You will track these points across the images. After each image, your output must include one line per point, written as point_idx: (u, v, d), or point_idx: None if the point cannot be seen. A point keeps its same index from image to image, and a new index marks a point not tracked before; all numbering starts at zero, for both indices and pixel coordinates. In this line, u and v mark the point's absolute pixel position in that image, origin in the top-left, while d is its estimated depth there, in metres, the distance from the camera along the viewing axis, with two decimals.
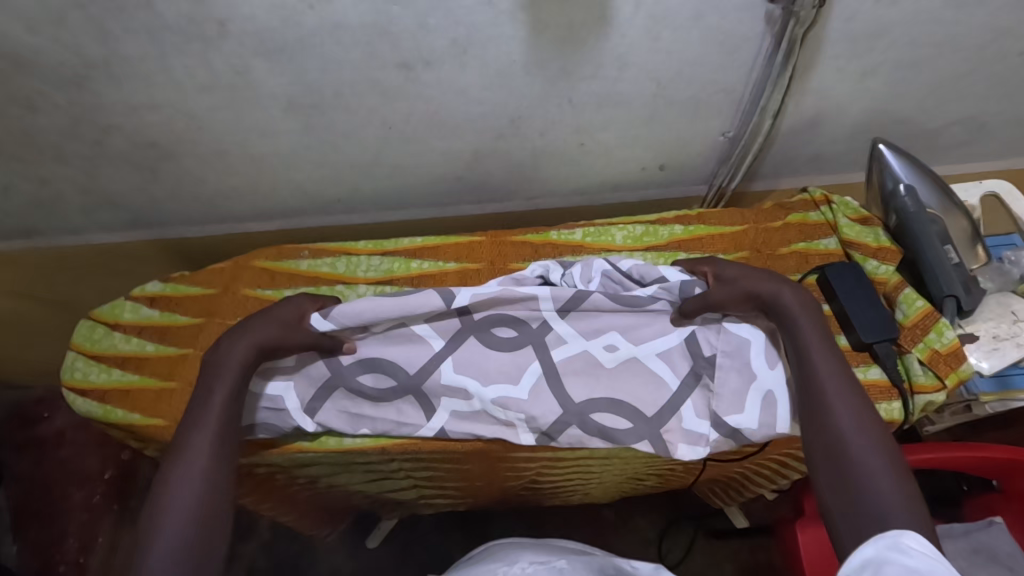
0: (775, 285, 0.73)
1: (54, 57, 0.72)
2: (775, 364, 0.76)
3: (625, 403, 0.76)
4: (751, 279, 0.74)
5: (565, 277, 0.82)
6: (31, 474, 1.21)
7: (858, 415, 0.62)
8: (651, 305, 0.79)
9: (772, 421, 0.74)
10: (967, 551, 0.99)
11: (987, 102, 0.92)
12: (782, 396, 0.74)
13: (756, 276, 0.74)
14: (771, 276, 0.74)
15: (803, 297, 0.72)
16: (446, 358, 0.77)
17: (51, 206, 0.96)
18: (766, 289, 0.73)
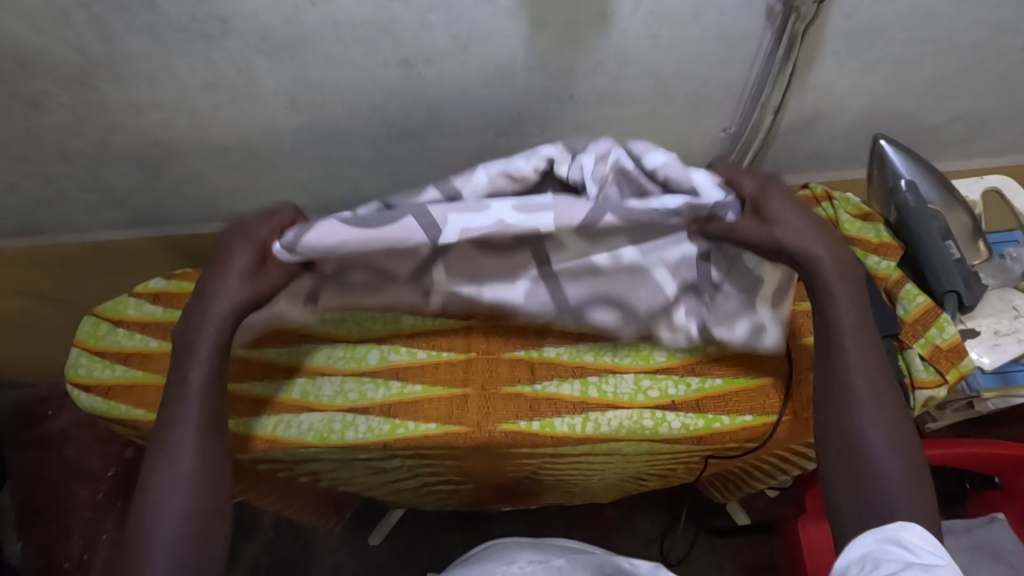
0: (809, 242, 0.67)
1: (58, 55, 0.72)
2: (778, 304, 0.76)
3: (618, 301, 0.79)
4: (788, 232, 0.67)
5: (574, 169, 0.73)
6: (36, 471, 1.23)
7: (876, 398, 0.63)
8: (668, 220, 0.71)
9: (757, 344, 0.78)
10: (969, 547, 0.99)
11: (988, 98, 0.92)
12: (773, 328, 0.77)
13: (790, 222, 0.67)
14: (808, 225, 0.68)
15: (843, 264, 0.67)
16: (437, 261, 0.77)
17: (55, 205, 0.97)
18: (798, 240, 0.67)
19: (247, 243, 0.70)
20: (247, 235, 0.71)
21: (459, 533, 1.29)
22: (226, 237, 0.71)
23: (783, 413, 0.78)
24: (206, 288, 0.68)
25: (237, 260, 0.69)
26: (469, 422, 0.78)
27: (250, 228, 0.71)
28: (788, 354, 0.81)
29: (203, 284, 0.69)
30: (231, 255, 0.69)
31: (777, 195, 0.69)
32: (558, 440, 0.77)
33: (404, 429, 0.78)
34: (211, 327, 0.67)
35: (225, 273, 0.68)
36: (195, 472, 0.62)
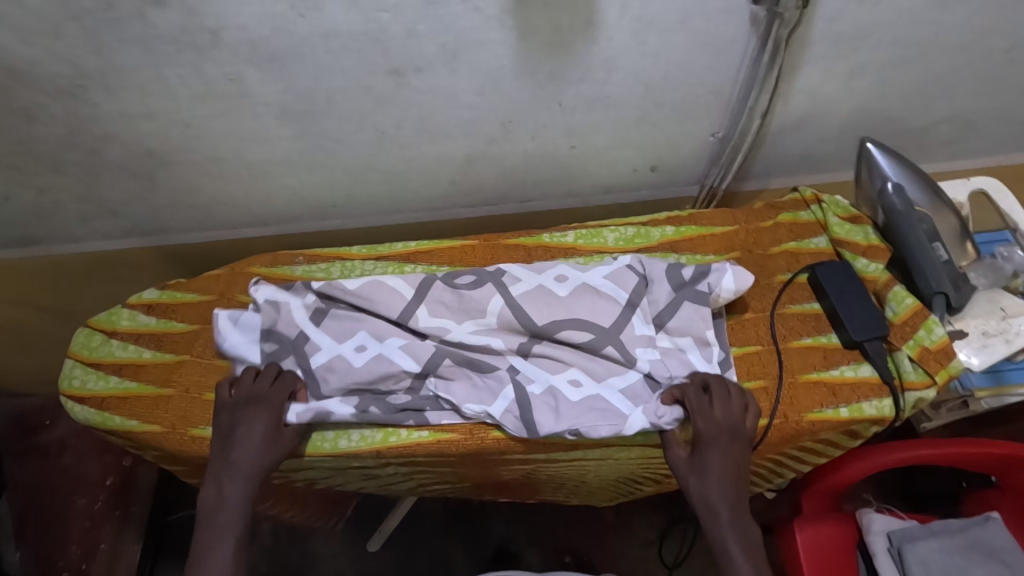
0: (714, 492, 0.71)
1: (50, 67, 0.73)
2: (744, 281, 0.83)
3: (579, 285, 0.85)
4: (721, 473, 0.71)
5: (547, 393, 0.78)
6: (34, 482, 1.22)
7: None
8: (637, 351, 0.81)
9: (721, 287, 0.83)
10: (964, 547, 0.99)
11: (975, 100, 0.92)
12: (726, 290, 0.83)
13: (710, 477, 0.71)
14: (725, 484, 0.71)
15: (738, 505, 0.70)
16: (418, 309, 0.85)
17: (50, 216, 0.97)
18: (708, 494, 0.70)
19: (264, 410, 0.77)
20: (263, 400, 0.78)
21: (456, 537, 1.29)
22: (242, 408, 0.78)
23: (774, 416, 0.78)
24: (232, 461, 0.74)
25: (250, 437, 0.75)
26: (461, 429, 0.79)
27: (259, 397, 0.78)
28: (778, 357, 0.82)
29: (220, 453, 0.75)
30: (245, 422, 0.76)
31: (721, 448, 0.72)
32: (550, 445, 0.80)
33: (397, 436, 0.79)
34: (237, 487, 0.73)
35: (248, 444, 0.75)
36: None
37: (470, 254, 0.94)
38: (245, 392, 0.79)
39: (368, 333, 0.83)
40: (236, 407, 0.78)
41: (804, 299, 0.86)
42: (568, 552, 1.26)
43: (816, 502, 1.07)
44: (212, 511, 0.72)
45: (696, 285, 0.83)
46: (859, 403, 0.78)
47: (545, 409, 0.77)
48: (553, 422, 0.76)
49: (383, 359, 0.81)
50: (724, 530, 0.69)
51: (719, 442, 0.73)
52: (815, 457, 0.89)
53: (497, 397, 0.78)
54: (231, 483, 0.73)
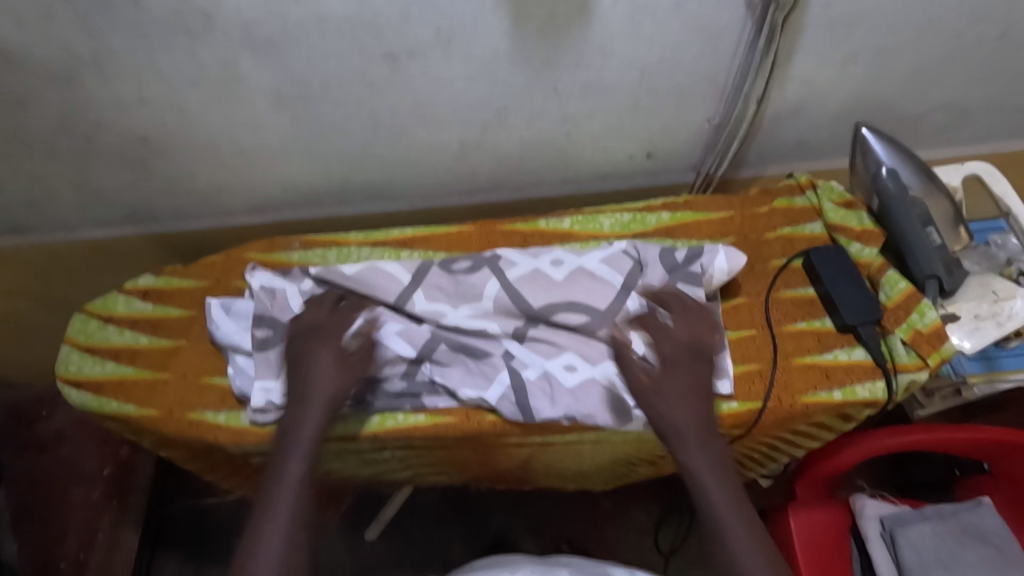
0: (680, 408, 0.72)
1: (42, 52, 0.73)
2: (735, 263, 0.83)
3: (574, 269, 0.86)
4: (687, 388, 0.73)
5: (542, 377, 0.79)
6: (31, 472, 1.23)
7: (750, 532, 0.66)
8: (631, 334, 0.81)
9: (712, 269, 0.83)
10: (956, 531, 1.00)
11: (969, 86, 0.93)
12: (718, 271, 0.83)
13: (680, 394, 0.72)
14: (691, 399, 0.72)
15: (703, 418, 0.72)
16: (416, 293, 0.86)
17: (44, 204, 0.97)
18: (681, 411, 0.71)
19: (326, 340, 0.78)
20: (322, 334, 0.78)
21: (454, 527, 1.30)
22: (306, 337, 0.78)
23: (768, 399, 0.79)
24: (304, 392, 0.74)
25: (319, 368, 0.75)
26: (458, 413, 0.80)
27: (320, 333, 0.78)
28: (772, 342, 0.82)
29: (291, 384, 0.76)
30: (308, 356, 0.76)
31: (688, 366, 0.74)
32: (546, 428, 0.80)
33: (393, 420, 0.80)
34: (311, 417, 0.73)
35: (315, 374, 0.75)
36: (288, 542, 0.65)
37: (467, 240, 0.95)
38: (302, 327, 0.79)
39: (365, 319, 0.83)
40: (297, 342, 0.78)
41: (798, 284, 0.87)
42: (565, 540, 1.27)
43: (811, 489, 1.08)
44: (290, 439, 0.72)
45: (688, 267, 0.84)
46: (852, 385, 0.79)
47: (541, 397, 0.78)
48: (550, 410, 0.77)
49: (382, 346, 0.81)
50: (700, 443, 0.70)
51: (683, 362, 0.74)
52: (808, 441, 0.90)
53: (493, 383, 0.79)
54: (305, 413, 0.73)
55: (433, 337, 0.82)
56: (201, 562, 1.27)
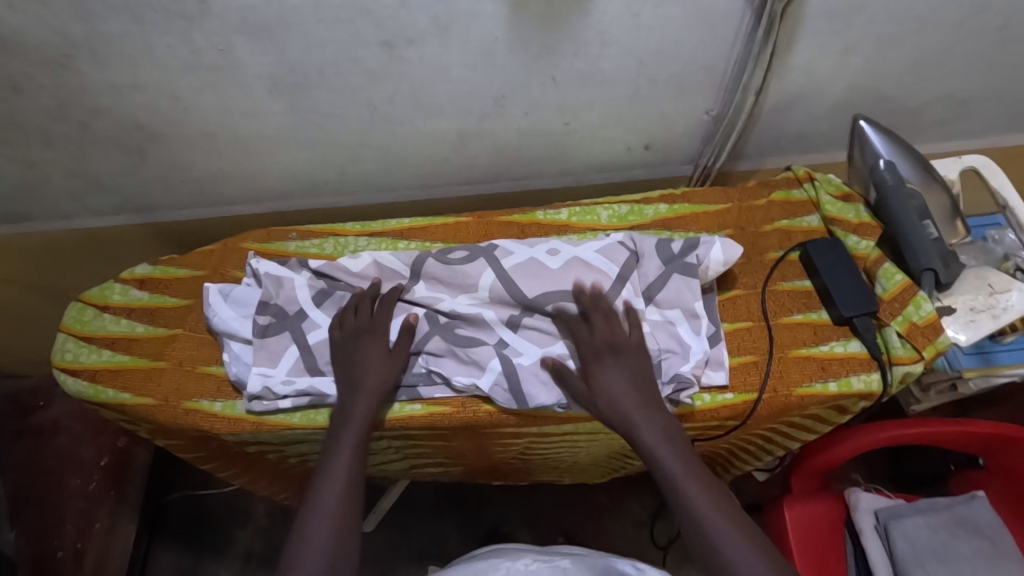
0: (618, 400, 0.73)
1: (37, 36, 0.72)
2: (733, 253, 0.82)
3: (570, 259, 0.85)
4: (614, 382, 0.74)
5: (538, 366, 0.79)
6: (30, 461, 1.23)
7: (709, 503, 0.68)
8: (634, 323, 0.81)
9: (710, 259, 0.82)
10: (949, 523, 1.01)
11: (968, 79, 0.92)
12: (715, 262, 0.82)
13: (611, 387, 0.74)
14: (623, 390, 0.74)
15: (639, 405, 0.73)
16: (417, 284, 0.86)
17: (41, 191, 0.97)
18: (615, 401, 0.73)
19: (376, 337, 0.80)
20: (369, 330, 0.80)
21: (451, 518, 1.30)
22: (355, 333, 0.80)
23: (764, 390, 0.79)
24: (359, 383, 0.77)
25: (374, 361, 0.78)
26: (453, 402, 0.80)
27: (369, 330, 0.80)
28: (768, 333, 0.83)
29: (342, 375, 0.78)
30: (359, 352, 0.79)
31: (611, 361, 0.76)
32: (542, 418, 0.80)
33: (390, 410, 0.80)
34: (364, 406, 0.76)
35: (369, 366, 0.78)
36: (340, 522, 0.69)
37: (464, 231, 0.94)
38: (351, 327, 0.81)
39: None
40: (352, 339, 0.80)
41: (795, 276, 0.87)
42: (561, 532, 1.27)
43: (806, 482, 1.09)
44: (342, 425, 0.75)
45: (685, 258, 0.83)
46: (847, 377, 0.79)
47: (535, 383, 0.77)
48: (543, 395, 0.77)
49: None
50: (644, 428, 0.72)
51: (607, 357, 0.76)
52: (804, 433, 0.91)
53: (485, 370, 0.78)
54: (359, 401, 0.76)
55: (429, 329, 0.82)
56: (198, 553, 1.28)
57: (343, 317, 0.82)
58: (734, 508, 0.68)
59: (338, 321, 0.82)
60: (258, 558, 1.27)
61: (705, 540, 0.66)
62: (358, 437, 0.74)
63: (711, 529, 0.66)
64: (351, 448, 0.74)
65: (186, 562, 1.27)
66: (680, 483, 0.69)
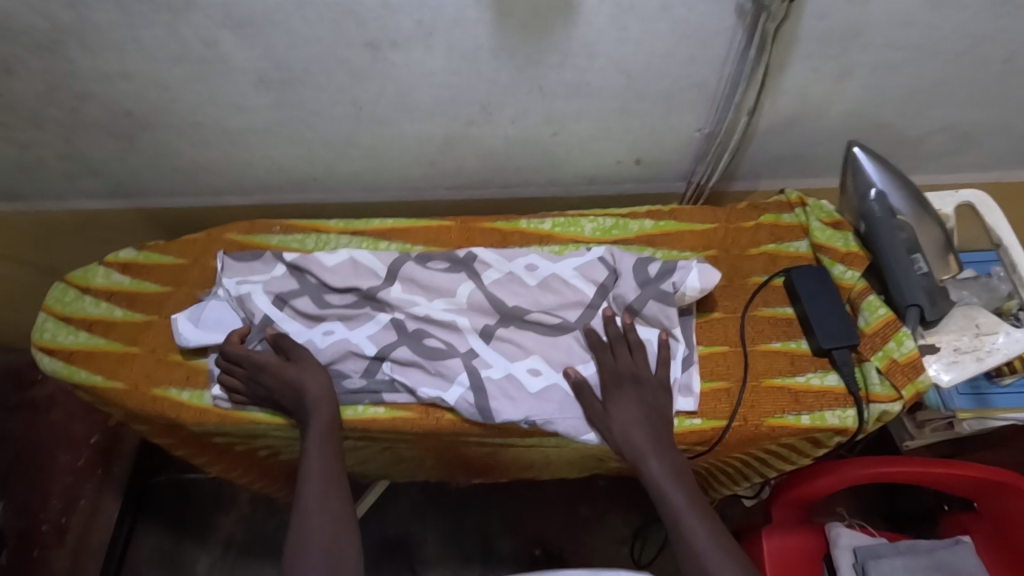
0: (630, 427, 0.73)
1: (26, 20, 0.73)
2: (711, 279, 0.80)
3: (548, 275, 0.85)
4: (625, 410, 0.74)
5: (506, 379, 0.78)
6: (18, 434, 1.24)
7: (710, 541, 0.66)
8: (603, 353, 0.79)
9: (686, 283, 0.80)
10: (929, 568, 0.95)
11: (970, 110, 0.89)
12: (693, 286, 0.80)
13: (624, 417, 0.73)
14: (634, 418, 0.73)
15: (652, 434, 0.73)
16: (394, 283, 0.85)
17: (35, 172, 0.98)
18: (626, 432, 0.73)
19: (271, 364, 0.78)
20: (260, 366, 0.78)
21: (429, 520, 1.28)
22: (257, 370, 0.78)
23: (733, 418, 0.77)
24: (306, 398, 0.75)
25: (303, 377, 0.76)
26: (418, 408, 0.79)
27: (268, 364, 0.78)
28: (743, 360, 0.81)
29: (283, 401, 0.77)
30: (272, 380, 0.77)
31: (626, 389, 0.75)
32: (506, 431, 0.79)
33: (352, 411, 0.79)
34: (322, 414, 0.75)
35: (301, 378, 0.76)
36: (332, 523, 0.68)
37: (445, 235, 0.94)
38: (245, 373, 0.79)
39: (337, 318, 0.83)
40: (252, 378, 0.78)
41: (778, 302, 0.85)
42: (539, 544, 1.25)
43: (786, 513, 1.05)
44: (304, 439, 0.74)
45: (660, 283, 0.81)
46: (821, 411, 0.77)
47: (502, 397, 0.76)
48: (509, 410, 0.75)
49: (349, 339, 0.81)
50: (647, 464, 0.71)
51: (622, 385, 0.75)
52: (779, 462, 0.88)
53: (453, 383, 0.77)
54: (315, 413, 0.75)
55: (395, 337, 0.81)
56: (180, 534, 1.28)
57: (229, 381, 0.80)
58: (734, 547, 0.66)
59: (228, 386, 0.80)
60: (238, 547, 1.27)
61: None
62: (324, 443, 0.73)
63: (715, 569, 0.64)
64: (315, 465, 0.72)
65: (167, 545, 1.27)
66: (683, 521, 0.68)
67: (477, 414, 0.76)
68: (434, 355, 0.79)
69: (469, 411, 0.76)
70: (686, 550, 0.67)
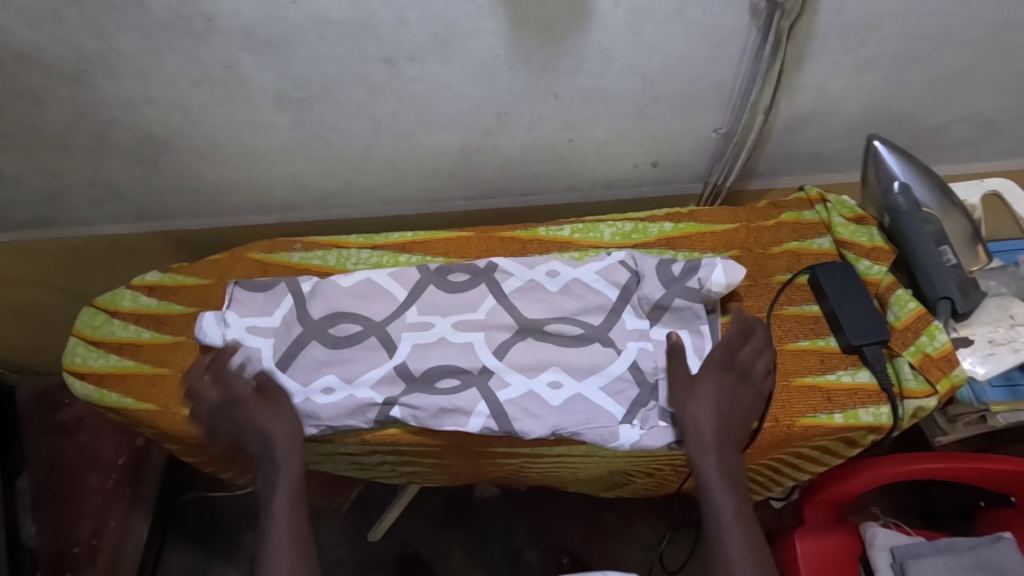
0: (702, 415, 0.72)
1: (55, 52, 0.75)
2: (737, 274, 0.81)
3: (571, 280, 0.85)
4: (714, 395, 0.73)
5: (529, 394, 0.77)
6: (52, 458, 1.24)
7: (748, 555, 0.65)
8: (616, 382, 0.78)
9: (711, 280, 0.81)
10: (971, 568, 0.93)
11: (992, 98, 0.88)
12: (717, 282, 0.81)
13: (700, 402, 0.73)
14: (707, 406, 0.72)
15: (720, 426, 0.72)
16: (410, 307, 0.85)
17: (62, 199, 1.00)
18: (697, 421, 0.72)
19: (246, 403, 0.76)
20: (236, 401, 0.76)
21: (455, 533, 1.27)
22: (229, 411, 0.76)
23: (765, 419, 0.76)
24: (275, 446, 0.74)
25: (270, 424, 0.75)
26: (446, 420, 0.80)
27: (246, 401, 0.76)
28: None
29: (248, 443, 0.76)
30: (244, 422, 0.75)
31: (713, 375, 0.74)
32: (534, 441, 0.79)
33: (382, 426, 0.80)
34: (287, 465, 0.73)
35: (270, 425, 0.75)
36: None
37: (465, 246, 0.94)
38: (218, 403, 0.77)
39: (336, 373, 0.81)
40: (224, 412, 0.76)
41: (803, 301, 0.84)
42: (567, 553, 1.24)
43: (820, 514, 1.02)
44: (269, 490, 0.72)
45: (687, 280, 0.82)
46: (855, 409, 0.76)
47: (525, 416, 0.76)
48: (535, 427, 0.75)
49: (352, 394, 0.79)
50: (704, 459, 0.71)
51: (716, 369, 0.75)
52: (813, 466, 0.87)
53: (471, 415, 0.76)
54: (280, 462, 0.73)
55: (405, 377, 0.80)
56: (208, 554, 1.27)
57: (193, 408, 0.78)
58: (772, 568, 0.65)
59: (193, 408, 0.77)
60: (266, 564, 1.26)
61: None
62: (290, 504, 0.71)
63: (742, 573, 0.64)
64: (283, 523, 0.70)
65: (196, 562, 1.26)
66: (721, 520, 0.68)
67: (502, 430, 0.76)
68: (448, 392, 0.78)
69: (493, 428, 0.76)
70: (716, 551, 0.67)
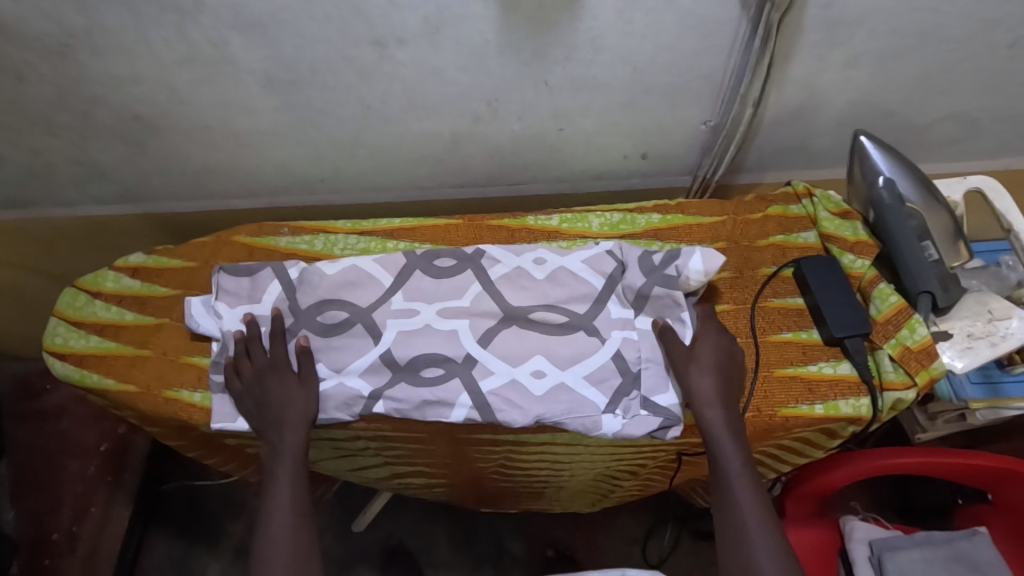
0: (704, 375, 0.75)
1: (38, 26, 0.74)
2: (715, 261, 0.81)
3: (557, 267, 0.85)
4: (712, 359, 0.77)
5: (513, 382, 0.77)
6: (33, 444, 1.23)
7: (753, 502, 0.68)
8: (600, 371, 0.78)
9: (688, 268, 0.81)
10: (947, 560, 0.94)
11: (976, 97, 0.90)
12: (694, 270, 0.81)
13: (703, 365, 0.76)
14: (709, 368, 0.75)
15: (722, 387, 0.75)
16: (396, 292, 0.84)
17: (45, 178, 0.99)
18: (700, 381, 0.75)
19: (280, 371, 0.79)
20: (270, 368, 0.80)
21: (440, 524, 1.27)
22: (263, 373, 0.80)
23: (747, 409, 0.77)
24: (297, 408, 0.77)
25: (295, 390, 0.78)
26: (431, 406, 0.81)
27: (278, 365, 0.80)
28: (754, 350, 0.80)
29: (269, 412, 0.77)
30: (273, 386, 0.78)
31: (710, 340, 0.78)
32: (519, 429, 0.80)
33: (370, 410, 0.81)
34: (293, 437, 0.75)
35: (293, 395, 0.77)
36: (300, 554, 0.69)
37: (453, 233, 0.94)
38: (250, 374, 0.80)
39: (325, 363, 0.81)
40: (259, 376, 0.79)
41: (787, 293, 0.85)
42: (551, 544, 1.25)
43: (801, 508, 1.03)
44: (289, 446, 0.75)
45: (665, 269, 0.82)
46: (835, 401, 0.77)
47: (509, 406, 0.76)
48: (519, 417, 0.75)
49: (343, 383, 0.79)
50: (710, 415, 0.73)
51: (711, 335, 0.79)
52: (795, 457, 0.88)
53: (454, 406, 0.77)
54: (287, 434, 0.76)
55: (391, 366, 0.79)
56: (191, 541, 1.26)
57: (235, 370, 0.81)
58: (776, 516, 0.68)
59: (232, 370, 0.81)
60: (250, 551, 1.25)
61: (740, 542, 0.66)
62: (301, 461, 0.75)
63: (748, 520, 0.67)
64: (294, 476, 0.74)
65: (178, 551, 1.25)
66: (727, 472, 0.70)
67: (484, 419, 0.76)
68: (433, 383, 0.78)
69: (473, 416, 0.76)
70: (723, 501, 0.69)
